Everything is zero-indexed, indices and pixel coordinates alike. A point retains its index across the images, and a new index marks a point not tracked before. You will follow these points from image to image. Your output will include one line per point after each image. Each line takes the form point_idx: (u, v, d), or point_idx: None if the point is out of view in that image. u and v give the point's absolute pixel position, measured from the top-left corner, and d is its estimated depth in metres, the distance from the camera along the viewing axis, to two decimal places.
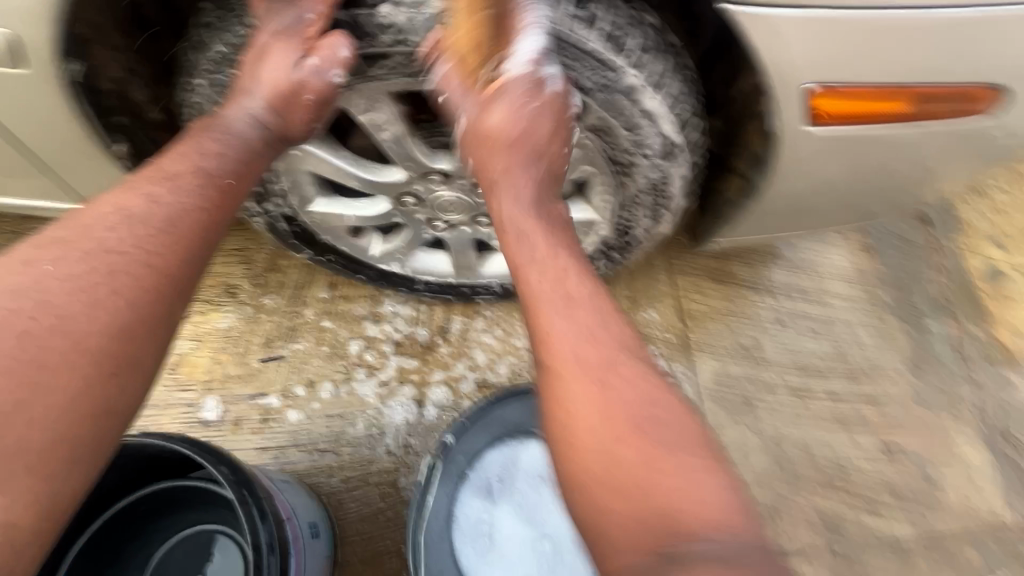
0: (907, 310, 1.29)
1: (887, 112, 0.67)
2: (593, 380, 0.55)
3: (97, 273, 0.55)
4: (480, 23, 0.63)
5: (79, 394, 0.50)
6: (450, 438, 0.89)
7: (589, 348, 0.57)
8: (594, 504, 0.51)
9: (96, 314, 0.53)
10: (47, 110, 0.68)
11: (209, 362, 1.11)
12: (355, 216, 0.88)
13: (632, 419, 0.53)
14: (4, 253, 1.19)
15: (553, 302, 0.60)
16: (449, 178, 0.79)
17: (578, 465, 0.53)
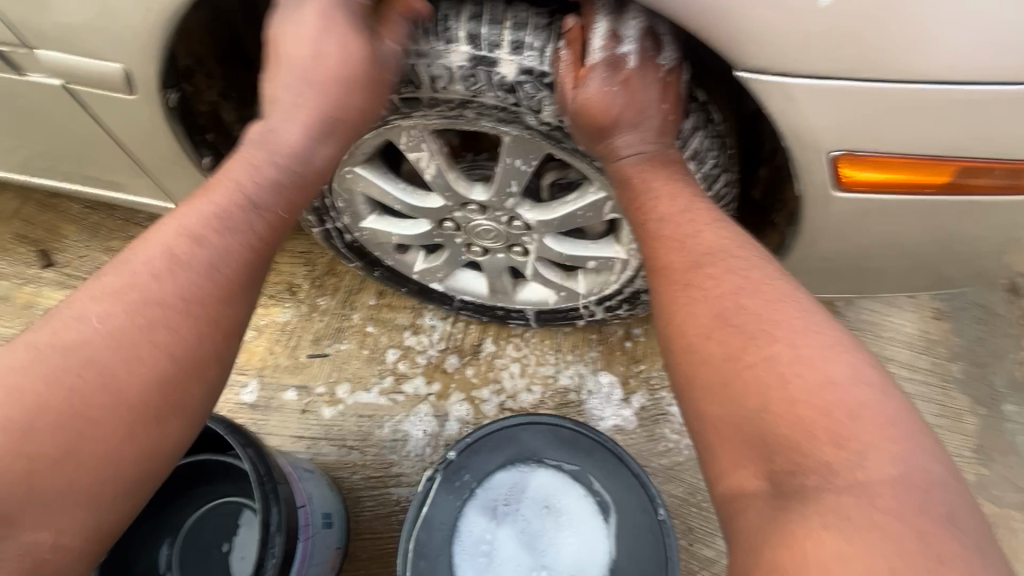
0: (980, 388, 1.17)
1: (926, 182, 0.63)
2: (732, 330, 0.53)
3: (128, 325, 0.52)
4: (506, 76, 0.64)
5: (117, 436, 0.49)
6: (453, 455, 0.94)
7: (741, 311, 0.54)
8: (716, 426, 0.51)
9: (119, 357, 0.50)
10: (148, 128, 0.79)
11: (265, 351, 1.23)
12: (400, 234, 0.95)
13: (792, 372, 0.48)
14: (116, 235, 1.39)
15: (692, 274, 0.59)
16: (484, 208, 0.83)
17: (720, 398, 0.51)
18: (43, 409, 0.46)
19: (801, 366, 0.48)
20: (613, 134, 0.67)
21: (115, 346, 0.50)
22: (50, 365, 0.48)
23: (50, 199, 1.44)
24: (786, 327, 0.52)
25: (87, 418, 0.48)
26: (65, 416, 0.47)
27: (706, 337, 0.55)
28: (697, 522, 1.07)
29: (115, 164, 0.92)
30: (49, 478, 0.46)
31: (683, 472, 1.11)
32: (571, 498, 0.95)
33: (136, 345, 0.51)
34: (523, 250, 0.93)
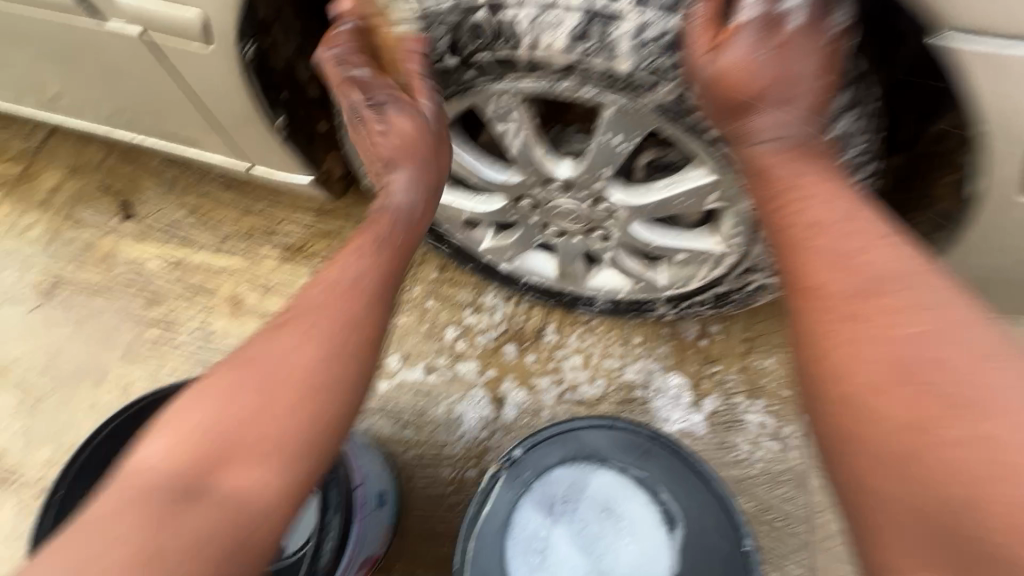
0: None
1: None
2: (923, 391, 0.47)
3: (261, 369, 0.59)
4: (629, 34, 0.58)
5: (275, 439, 0.56)
6: (517, 453, 0.90)
7: (931, 366, 0.47)
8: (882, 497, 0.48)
9: (280, 370, 0.59)
10: (225, 82, 0.76)
11: None
12: (472, 208, 0.88)
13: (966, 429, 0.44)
14: (190, 191, 1.41)
15: (852, 302, 0.53)
16: (569, 187, 0.75)
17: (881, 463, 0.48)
18: (224, 411, 0.57)
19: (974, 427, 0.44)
20: (752, 118, 0.61)
21: (278, 360, 0.59)
22: (233, 378, 0.59)
23: (131, 152, 1.47)
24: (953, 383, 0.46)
25: (254, 421, 0.56)
26: (237, 420, 0.56)
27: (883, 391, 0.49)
28: (768, 543, 0.98)
29: (192, 120, 0.91)
30: (225, 469, 0.54)
31: (755, 486, 1.01)
32: (635, 507, 0.88)
33: (289, 364, 0.59)
34: (604, 235, 0.85)
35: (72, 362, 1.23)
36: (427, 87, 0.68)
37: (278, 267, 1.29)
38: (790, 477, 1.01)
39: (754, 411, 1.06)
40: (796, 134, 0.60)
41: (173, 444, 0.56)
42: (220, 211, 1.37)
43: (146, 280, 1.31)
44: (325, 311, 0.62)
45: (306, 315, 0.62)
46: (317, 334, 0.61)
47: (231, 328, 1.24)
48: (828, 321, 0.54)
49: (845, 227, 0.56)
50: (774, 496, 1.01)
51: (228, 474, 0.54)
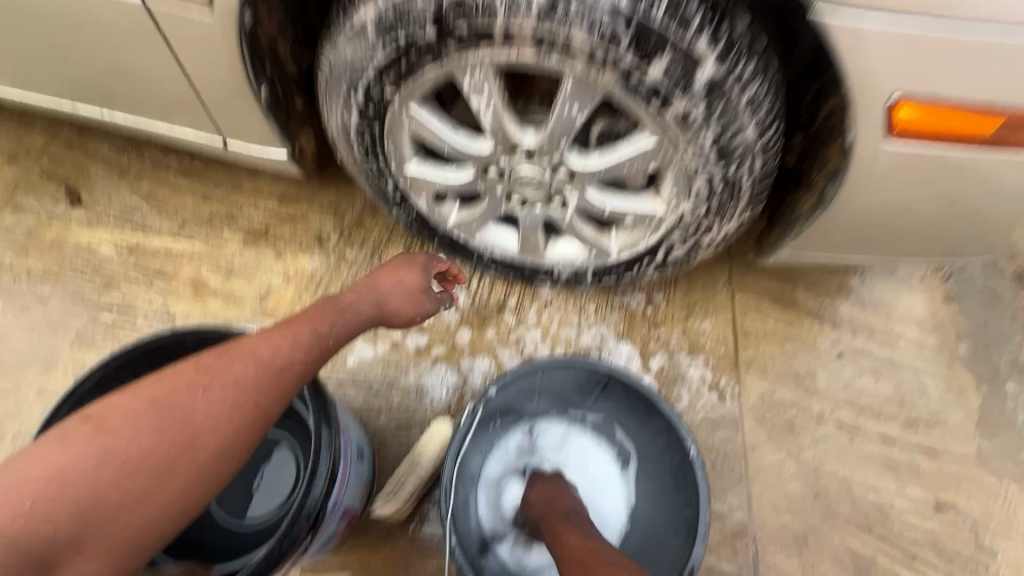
0: (984, 366, 1.21)
1: (971, 134, 0.67)
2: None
3: (152, 432, 0.59)
4: (583, 11, 0.67)
5: (157, 518, 0.59)
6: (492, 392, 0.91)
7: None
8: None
9: (192, 448, 0.61)
10: (215, 52, 0.80)
11: (293, 298, 1.25)
12: (443, 181, 0.97)
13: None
14: (144, 178, 1.39)
15: None
16: (532, 154, 0.86)
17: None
18: (127, 477, 0.57)
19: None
20: None
21: (184, 438, 0.61)
22: (129, 445, 0.58)
23: (77, 138, 1.43)
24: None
25: (144, 475, 0.58)
26: (129, 497, 0.57)
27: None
28: (711, 478, 1.11)
29: (171, 96, 0.94)
30: (95, 548, 0.55)
31: (698, 431, 1.14)
32: (594, 449, 0.97)
33: (188, 432, 0.61)
34: (562, 202, 0.96)
35: (19, 350, 1.19)
36: (409, 59, 0.76)
37: (241, 251, 1.31)
38: (726, 420, 1.15)
39: (694, 366, 1.20)
40: None
41: (88, 481, 0.55)
42: (177, 197, 1.37)
43: (98, 266, 1.28)
44: (253, 386, 0.66)
45: (224, 391, 0.64)
46: (221, 413, 0.63)
47: (194, 310, 1.24)
48: None
49: None
50: (714, 438, 1.14)
51: (98, 540, 0.55)
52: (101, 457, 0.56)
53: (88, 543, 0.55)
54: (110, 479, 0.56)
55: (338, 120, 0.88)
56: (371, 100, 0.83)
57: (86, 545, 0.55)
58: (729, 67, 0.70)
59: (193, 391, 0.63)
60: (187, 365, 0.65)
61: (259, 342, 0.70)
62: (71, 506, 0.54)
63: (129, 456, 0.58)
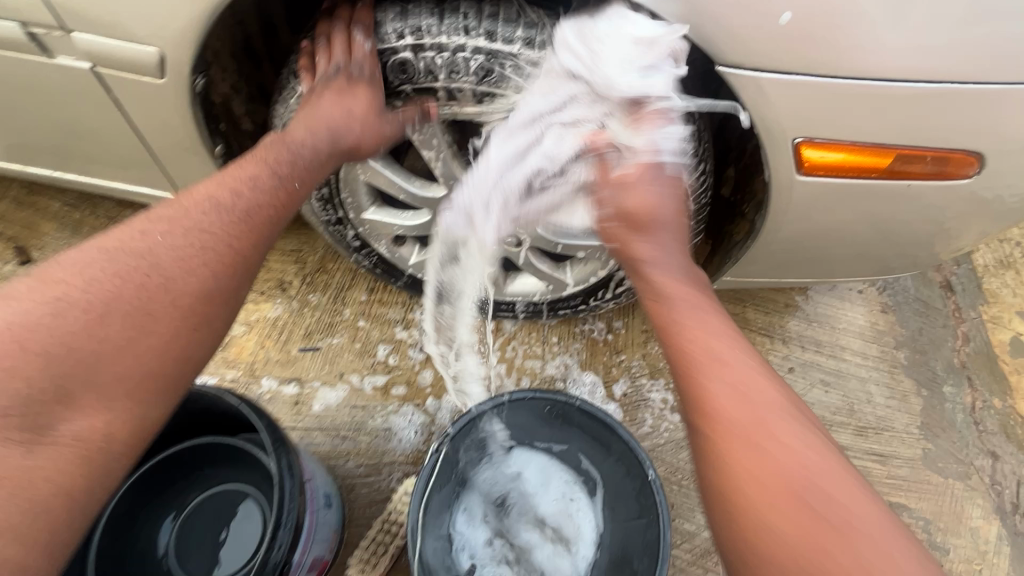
0: (923, 372, 1.29)
1: (874, 167, 0.74)
2: (744, 397, 0.59)
3: (124, 296, 0.63)
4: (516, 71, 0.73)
5: (152, 369, 0.63)
6: (453, 432, 0.91)
7: (738, 381, 0.60)
8: (776, 537, 0.53)
9: (164, 289, 0.65)
10: (167, 113, 0.82)
11: (256, 346, 1.24)
12: (401, 226, 1.00)
13: (803, 509, 0.52)
14: (99, 233, 1.38)
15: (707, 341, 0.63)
16: None
17: (771, 505, 0.54)
18: (97, 326, 0.61)
19: (773, 413, 0.58)
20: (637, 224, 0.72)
21: (155, 281, 0.65)
22: (93, 298, 0.62)
23: (28, 198, 1.41)
24: (726, 367, 0.61)
25: (125, 332, 0.62)
26: (109, 348, 0.61)
27: (766, 437, 0.57)
28: (679, 499, 1.13)
29: (125, 155, 0.95)
30: (91, 402, 0.58)
31: (664, 453, 1.17)
32: (559, 478, 0.99)
33: (157, 275, 0.66)
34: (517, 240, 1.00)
35: None
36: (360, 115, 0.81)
37: None
38: None
39: (656, 389, 1.23)
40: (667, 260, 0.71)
41: (65, 343, 0.59)
42: None
43: None
44: (220, 227, 0.71)
45: (195, 236, 0.70)
46: (187, 250, 0.68)
47: None
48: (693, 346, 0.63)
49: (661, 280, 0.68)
50: (680, 459, 1.17)
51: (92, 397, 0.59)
52: (62, 308, 0.60)
53: (83, 400, 0.58)
54: (82, 332, 0.60)
55: None
56: None
57: (74, 399, 0.58)
58: None
59: (155, 237, 0.68)
60: (140, 227, 0.69)
61: (212, 191, 0.74)
62: (59, 357, 0.58)
63: (98, 313, 0.61)
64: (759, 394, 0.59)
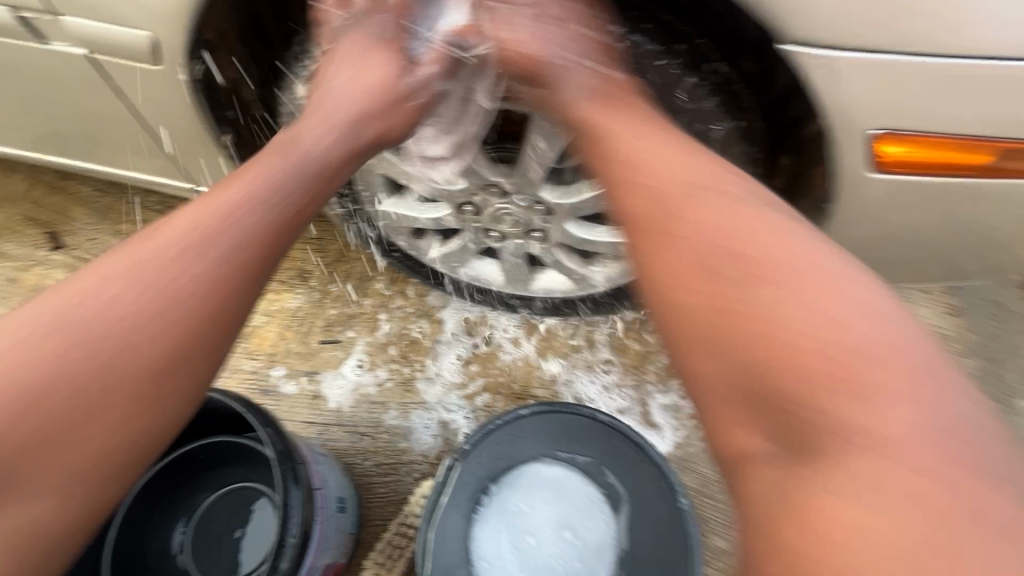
0: (995, 384, 1.16)
1: (960, 162, 0.64)
2: (712, 276, 0.51)
3: (127, 311, 0.54)
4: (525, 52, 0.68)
5: (153, 395, 0.53)
6: (468, 448, 0.93)
7: (721, 253, 0.52)
8: (707, 379, 0.51)
9: (171, 312, 0.55)
10: (170, 99, 0.79)
11: (276, 337, 1.22)
12: (420, 218, 0.94)
13: (715, 260, 0.52)
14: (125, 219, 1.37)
15: (731, 238, 0.52)
16: (506, 191, 0.84)
17: (708, 350, 0.51)
18: (98, 350, 0.52)
19: (754, 291, 0.49)
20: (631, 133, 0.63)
21: (122, 337, 0.53)
22: (96, 319, 0.53)
23: (60, 182, 1.42)
24: (695, 182, 0.57)
25: (120, 353, 0.53)
26: (111, 371, 0.52)
27: (684, 287, 0.53)
28: (712, 514, 1.04)
29: (139, 145, 0.92)
30: (89, 428, 0.51)
31: (698, 463, 1.08)
32: (581, 496, 0.94)
33: (119, 329, 0.53)
34: (542, 236, 0.93)
35: None
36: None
37: None
38: None
39: None
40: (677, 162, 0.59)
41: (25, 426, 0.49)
42: None
43: None
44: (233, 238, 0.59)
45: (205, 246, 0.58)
46: (148, 302, 0.55)
47: None
48: (669, 236, 0.55)
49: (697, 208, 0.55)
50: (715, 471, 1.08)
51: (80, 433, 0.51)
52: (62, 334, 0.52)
53: (83, 429, 0.51)
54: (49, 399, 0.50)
55: None
56: None
57: (78, 426, 0.51)
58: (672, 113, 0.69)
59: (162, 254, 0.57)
60: (96, 270, 0.56)
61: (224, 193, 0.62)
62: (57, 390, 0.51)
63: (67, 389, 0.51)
64: (755, 227, 0.52)
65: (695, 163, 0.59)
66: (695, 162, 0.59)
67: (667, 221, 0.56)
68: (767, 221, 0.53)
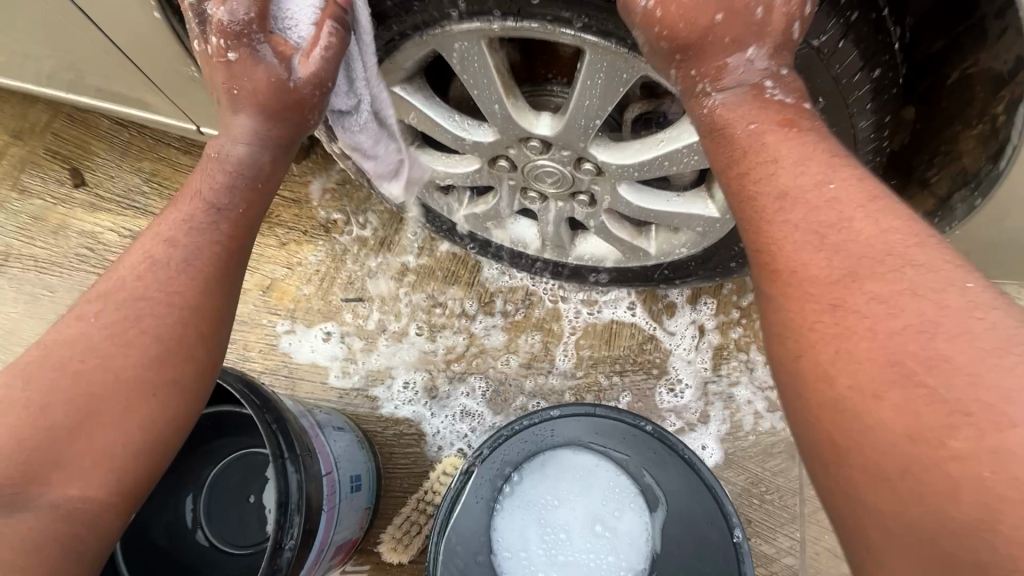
0: None
1: None
2: (924, 394, 0.32)
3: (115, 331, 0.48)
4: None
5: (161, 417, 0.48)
6: (487, 449, 0.83)
7: (939, 363, 0.32)
8: (877, 527, 0.33)
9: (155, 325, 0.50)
10: (148, 25, 0.70)
11: (297, 291, 1.14)
12: (446, 171, 0.80)
13: (903, 377, 0.32)
14: (144, 155, 1.30)
15: (921, 319, 0.33)
16: (548, 146, 0.68)
17: (893, 494, 0.32)
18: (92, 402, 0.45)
19: (995, 433, 0.29)
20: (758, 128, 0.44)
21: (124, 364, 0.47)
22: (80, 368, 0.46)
23: (80, 113, 1.34)
24: (860, 216, 0.38)
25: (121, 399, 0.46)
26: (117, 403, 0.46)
27: (873, 398, 0.33)
28: (759, 516, 0.94)
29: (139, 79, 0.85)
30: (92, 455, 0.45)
31: (748, 459, 0.96)
32: (611, 486, 0.84)
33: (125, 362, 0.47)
34: (589, 199, 0.78)
35: (28, 342, 1.17)
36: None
37: None
38: (784, 449, 0.96)
39: (750, 381, 1.00)
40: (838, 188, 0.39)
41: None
42: (179, 178, 1.27)
43: (102, 253, 1.22)
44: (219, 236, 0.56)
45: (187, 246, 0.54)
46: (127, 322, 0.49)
47: None
48: (798, 291, 0.38)
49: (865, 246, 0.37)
50: (766, 470, 0.96)
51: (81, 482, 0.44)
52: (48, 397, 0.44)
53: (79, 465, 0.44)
54: (19, 431, 0.43)
55: None
56: None
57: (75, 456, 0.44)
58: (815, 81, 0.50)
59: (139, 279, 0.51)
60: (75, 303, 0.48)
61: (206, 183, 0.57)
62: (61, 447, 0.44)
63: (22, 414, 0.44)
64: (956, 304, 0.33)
65: (885, 212, 0.38)
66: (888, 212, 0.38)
67: (803, 275, 0.38)
68: (1007, 322, 0.33)
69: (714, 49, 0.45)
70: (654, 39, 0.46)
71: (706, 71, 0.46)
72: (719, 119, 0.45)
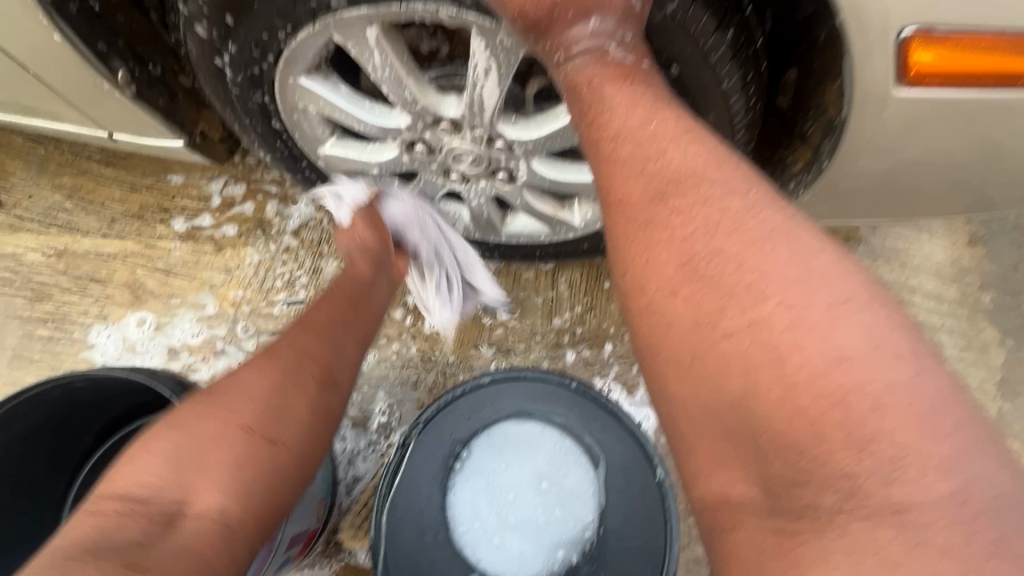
0: (1011, 317, 1.08)
1: (997, 68, 0.52)
2: (703, 285, 0.41)
3: (277, 395, 0.61)
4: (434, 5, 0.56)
5: (243, 503, 0.55)
6: (428, 418, 0.87)
7: (715, 257, 0.41)
8: (683, 408, 0.41)
9: (296, 401, 0.62)
10: (37, 33, 0.69)
11: (239, 295, 1.13)
12: (368, 161, 0.81)
13: (699, 279, 0.41)
14: (61, 170, 1.25)
15: (700, 225, 0.43)
16: (457, 126, 0.71)
17: (689, 378, 0.40)
18: (178, 475, 0.53)
19: (753, 309, 0.38)
20: (615, 92, 0.50)
21: (205, 456, 0.55)
22: (161, 466, 0.54)
23: None
24: (673, 150, 0.47)
25: (210, 456, 0.55)
26: (229, 465, 0.55)
27: (670, 295, 0.42)
28: None
29: (40, 89, 0.82)
30: (202, 489, 0.53)
31: None
32: (556, 449, 0.89)
33: (253, 444, 0.57)
34: (508, 176, 0.80)
35: None
36: (269, 41, 0.63)
37: (176, 247, 1.18)
38: None
39: None
40: (659, 129, 0.48)
41: (150, 471, 0.53)
42: (103, 191, 1.23)
43: (25, 275, 1.17)
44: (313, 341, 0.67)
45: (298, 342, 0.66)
46: (262, 420, 0.58)
47: (131, 316, 1.14)
48: (631, 222, 0.46)
49: (693, 189, 0.44)
50: None
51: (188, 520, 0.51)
52: (146, 470, 0.53)
53: (188, 508, 0.52)
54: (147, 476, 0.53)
55: (217, 98, 0.73)
56: (241, 83, 0.68)
57: (188, 491, 0.53)
58: (682, 45, 0.55)
59: (264, 380, 0.61)
60: (205, 399, 0.59)
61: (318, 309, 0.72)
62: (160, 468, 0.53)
63: (114, 493, 0.52)
64: (731, 212, 0.42)
65: (695, 142, 0.47)
66: (691, 143, 0.47)
67: (626, 203, 0.47)
68: (774, 220, 0.41)
69: (562, 23, 0.52)
70: (512, 19, 0.52)
71: (557, 43, 0.52)
72: (573, 79, 0.52)
